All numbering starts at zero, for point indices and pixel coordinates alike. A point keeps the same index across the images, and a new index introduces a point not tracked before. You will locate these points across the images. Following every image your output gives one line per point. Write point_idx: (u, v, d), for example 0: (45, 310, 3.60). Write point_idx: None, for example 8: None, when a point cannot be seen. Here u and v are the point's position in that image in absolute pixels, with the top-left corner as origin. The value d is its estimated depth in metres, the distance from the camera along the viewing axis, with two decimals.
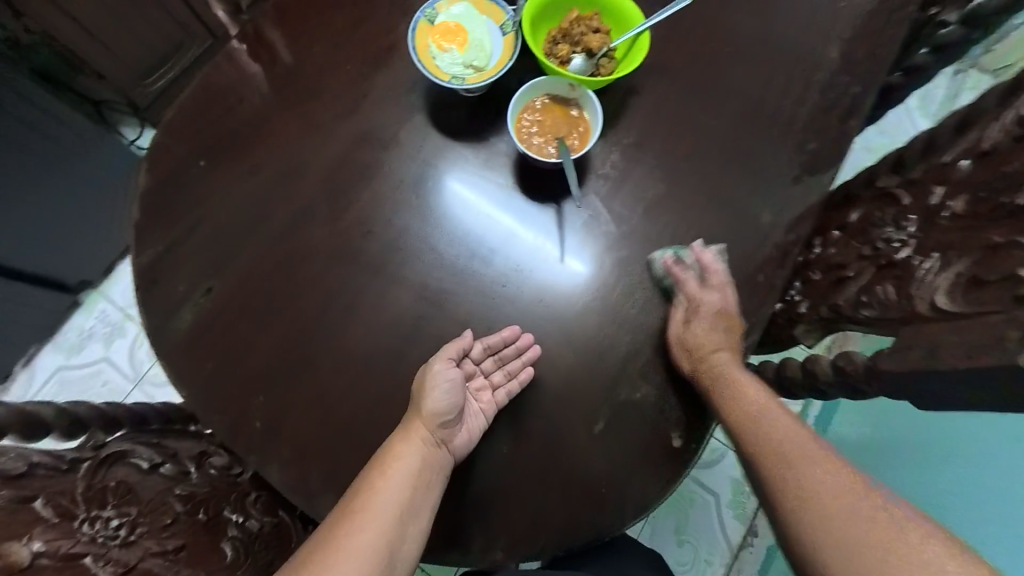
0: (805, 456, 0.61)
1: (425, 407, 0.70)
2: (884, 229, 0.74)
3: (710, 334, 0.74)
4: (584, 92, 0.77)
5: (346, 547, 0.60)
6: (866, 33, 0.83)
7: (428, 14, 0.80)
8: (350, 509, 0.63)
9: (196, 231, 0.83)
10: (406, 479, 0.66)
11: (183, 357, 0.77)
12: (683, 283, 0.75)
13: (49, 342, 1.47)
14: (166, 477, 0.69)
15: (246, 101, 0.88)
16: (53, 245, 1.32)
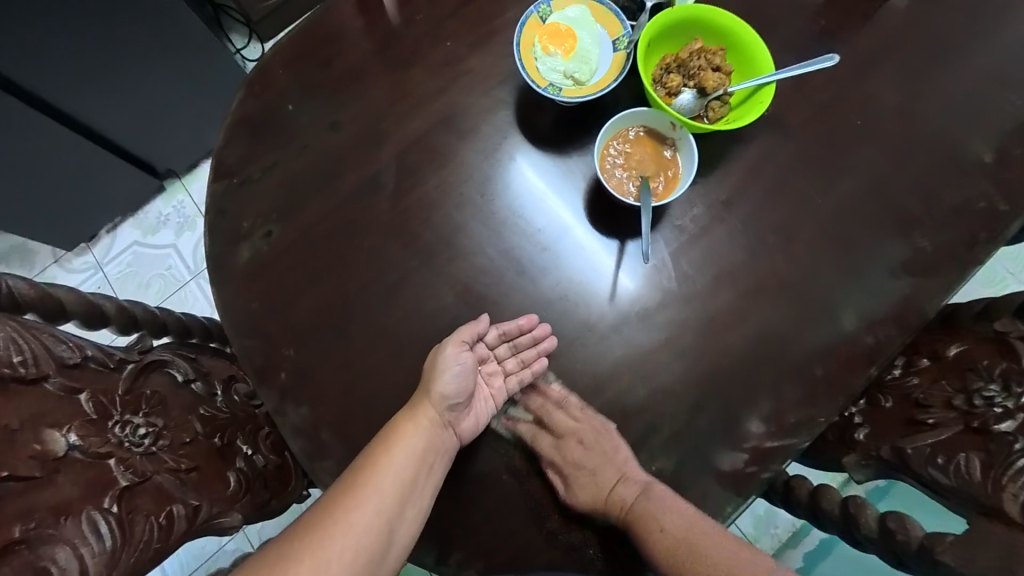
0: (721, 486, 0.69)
1: (432, 389, 0.72)
2: (986, 383, 0.66)
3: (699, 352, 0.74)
4: (684, 134, 0.75)
5: (345, 518, 0.63)
6: (995, 152, 0.77)
7: (542, 11, 0.79)
8: (355, 480, 0.66)
9: (270, 173, 0.86)
10: (409, 459, 0.68)
11: (232, 289, 0.82)
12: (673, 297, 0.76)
13: (133, 218, 1.60)
14: (193, 395, 0.74)
15: (344, 55, 0.89)
16: (152, 136, 1.44)
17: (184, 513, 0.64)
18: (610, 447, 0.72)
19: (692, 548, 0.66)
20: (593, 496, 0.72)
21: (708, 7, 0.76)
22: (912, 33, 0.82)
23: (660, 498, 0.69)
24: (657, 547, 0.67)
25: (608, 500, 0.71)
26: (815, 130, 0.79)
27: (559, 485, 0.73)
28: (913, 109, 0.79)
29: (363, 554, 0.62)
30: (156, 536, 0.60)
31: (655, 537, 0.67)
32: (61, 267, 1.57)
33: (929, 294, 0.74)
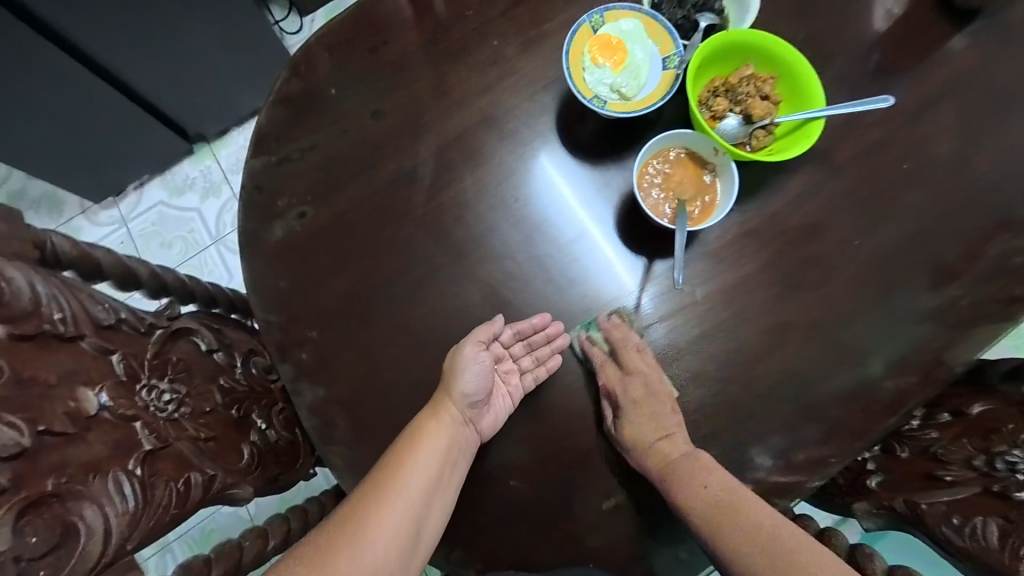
0: (735, 518, 0.63)
1: (454, 388, 0.72)
2: (1011, 448, 0.64)
3: (635, 430, 0.71)
4: (726, 161, 0.74)
5: (377, 517, 0.62)
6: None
7: (594, 21, 0.79)
8: (384, 481, 0.65)
9: (309, 155, 0.87)
10: (435, 458, 0.68)
11: (261, 266, 0.84)
12: (620, 355, 0.75)
13: (160, 177, 1.63)
14: (216, 364, 0.78)
15: (390, 45, 0.89)
16: (189, 100, 1.47)
17: (201, 480, 0.65)
18: (654, 403, 0.73)
19: (729, 489, 0.66)
20: (642, 438, 0.71)
21: (765, 33, 0.74)
22: (967, 79, 0.81)
23: (701, 460, 0.69)
24: (678, 488, 0.68)
25: (648, 450, 0.70)
26: (857, 169, 0.78)
27: (608, 417, 0.73)
28: (959, 159, 0.79)
29: (396, 553, 0.61)
30: (175, 501, 0.61)
31: (678, 488, 0.68)
32: (87, 217, 1.61)
33: (957, 347, 0.74)
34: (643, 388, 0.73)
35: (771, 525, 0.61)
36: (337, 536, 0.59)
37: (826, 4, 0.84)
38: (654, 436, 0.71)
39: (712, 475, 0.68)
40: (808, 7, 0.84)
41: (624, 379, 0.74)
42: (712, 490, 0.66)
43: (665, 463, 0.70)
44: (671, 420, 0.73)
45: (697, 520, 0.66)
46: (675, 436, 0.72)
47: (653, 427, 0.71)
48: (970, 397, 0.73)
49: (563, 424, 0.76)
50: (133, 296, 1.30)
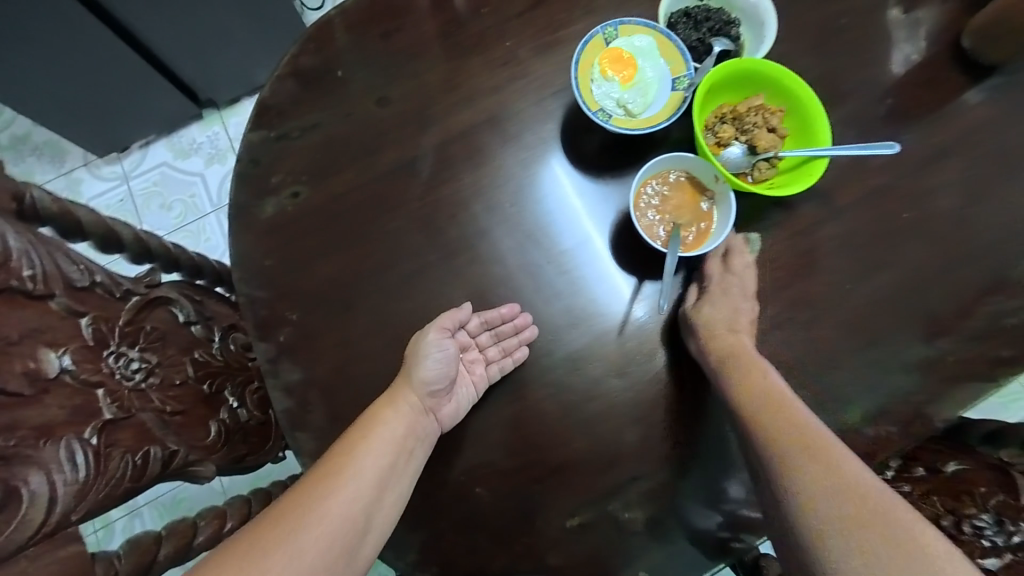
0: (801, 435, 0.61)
1: (410, 380, 0.72)
2: (980, 512, 0.66)
3: (715, 316, 0.71)
4: (725, 190, 0.73)
5: (320, 507, 0.61)
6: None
7: (607, 33, 0.78)
8: (320, 474, 0.64)
9: (310, 135, 0.85)
10: (382, 451, 0.68)
11: (248, 243, 0.82)
12: (708, 261, 0.75)
13: (166, 138, 1.61)
14: (192, 335, 0.78)
15: (401, 34, 0.88)
16: (205, 63, 1.45)
17: (160, 455, 0.64)
18: (740, 303, 0.73)
19: (786, 403, 0.64)
20: (713, 319, 0.71)
21: (776, 65, 0.73)
22: (977, 135, 0.80)
23: (769, 379, 0.67)
24: (746, 404, 0.66)
25: (720, 337, 0.70)
26: (858, 213, 0.78)
27: (690, 299, 0.75)
28: (961, 213, 0.78)
29: (338, 541, 0.60)
30: (129, 474, 0.60)
31: (770, 436, 0.62)
32: (89, 171, 1.59)
33: (938, 403, 0.73)
34: (737, 285, 0.74)
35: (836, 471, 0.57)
36: (253, 536, 0.58)
37: (845, 42, 0.83)
38: (725, 326, 0.71)
39: (785, 414, 0.63)
40: (826, 45, 0.83)
41: (701, 303, 0.73)
42: (773, 416, 0.63)
43: (731, 348, 0.69)
44: (752, 314, 0.74)
45: (768, 435, 0.62)
46: (742, 335, 0.72)
47: (725, 317, 0.71)
48: (945, 454, 0.73)
49: (535, 437, 0.74)
50: (120, 261, 1.29)
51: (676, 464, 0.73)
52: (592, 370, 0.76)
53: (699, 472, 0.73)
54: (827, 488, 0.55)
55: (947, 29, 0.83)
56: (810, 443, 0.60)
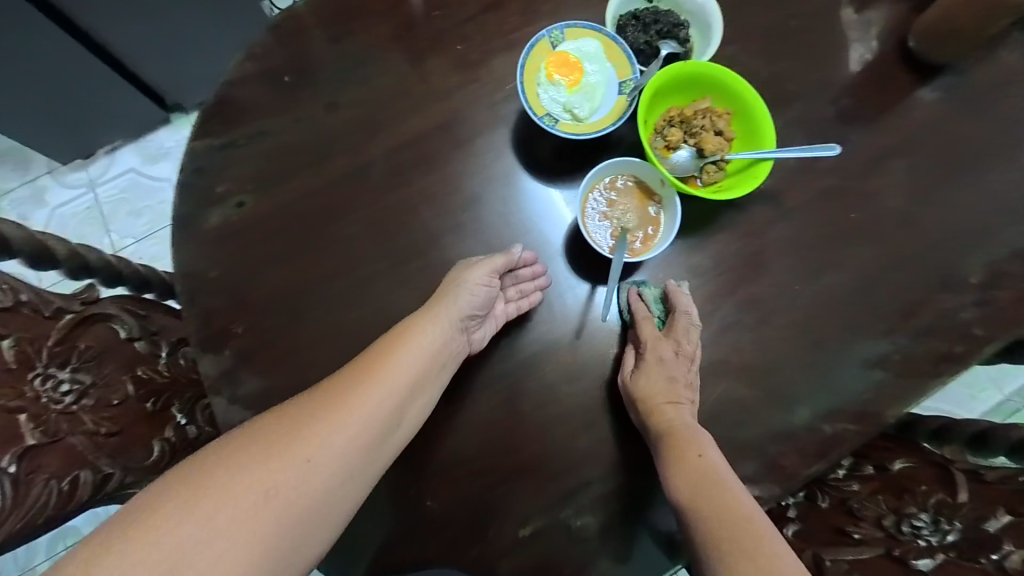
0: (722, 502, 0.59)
1: (450, 293, 0.70)
2: (919, 511, 0.66)
3: (651, 385, 0.69)
4: (670, 193, 0.75)
5: (348, 406, 0.59)
6: (973, 271, 0.77)
7: (553, 37, 0.77)
8: (358, 366, 0.63)
9: (257, 143, 0.83)
10: (419, 358, 0.65)
11: (193, 254, 0.80)
12: (642, 323, 0.73)
13: (133, 142, 1.56)
14: (135, 352, 0.76)
15: (351, 38, 0.86)
16: (171, 66, 1.41)
17: (90, 479, 0.65)
18: (675, 370, 0.71)
19: (725, 486, 0.61)
20: (650, 392, 0.68)
21: (722, 68, 0.74)
22: (924, 134, 0.81)
23: (698, 439, 0.66)
24: (684, 487, 0.62)
25: (657, 411, 0.68)
26: (807, 215, 0.78)
27: (628, 366, 0.72)
28: (907, 213, 0.79)
29: (362, 442, 0.59)
30: (53, 500, 0.63)
31: (705, 517, 0.58)
32: (54, 178, 1.54)
33: (886, 401, 0.74)
34: (674, 354, 0.71)
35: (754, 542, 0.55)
36: (284, 415, 0.58)
37: (796, 44, 0.83)
38: (662, 398, 0.68)
39: (724, 495, 0.60)
40: (777, 47, 0.83)
41: (637, 368, 0.71)
42: (711, 497, 0.59)
43: (669, 426, 0.67)
44: (690, 379, 0.72)
45: (706, 521, 0.58)
46: (681, 405, 0.69)
47: (663, 390, 0.69)
48: (893, 453, 0.75)
49: (488, 446, 0.73)
50: (58, 280, 1.26)
51: (628, 470, 0.73)
52: (545, 377, 0.75)
53: (650, 476, 0.73)
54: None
55: (895, 30, 0.84)
56: (744, 533, 0.56)
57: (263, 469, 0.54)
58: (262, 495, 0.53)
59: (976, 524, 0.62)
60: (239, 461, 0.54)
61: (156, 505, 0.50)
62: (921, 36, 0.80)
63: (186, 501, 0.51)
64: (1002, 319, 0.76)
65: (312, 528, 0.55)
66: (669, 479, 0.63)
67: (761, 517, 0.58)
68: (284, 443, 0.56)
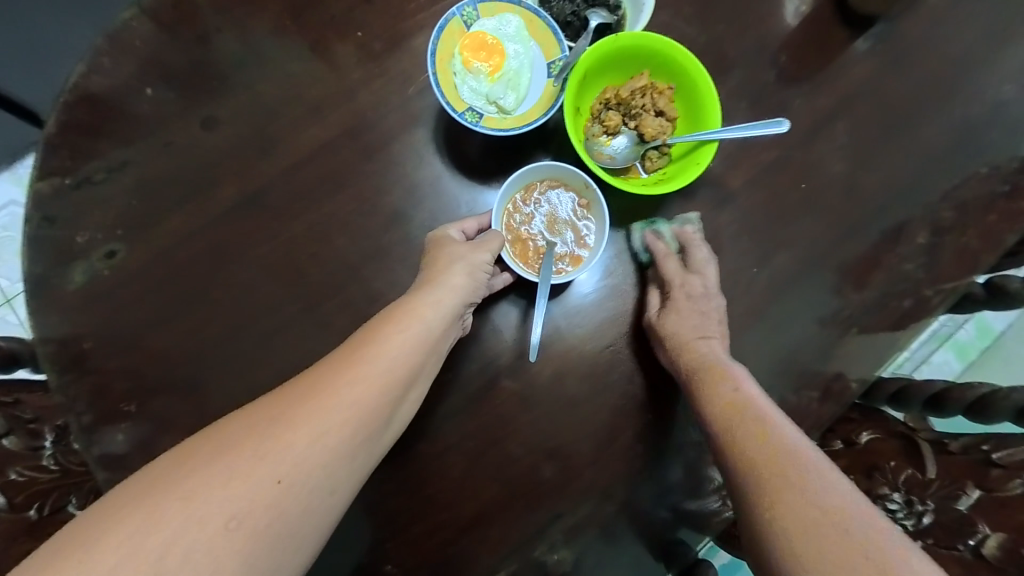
0: (764, 436, 0.54)
1: (451, 266, 0.61)
2: (891, 491, 0.66)
3: (679, 320, 0.65)
4: (594, 194, 0.69)
5: (331, 399, 0.48)
6: (920, 231, 0.76)
7: (466, 15, 0.67)
8: (340, 357, 0.52)
9: (121, 177, 0.69)
10: (416, 344, 0.55)
11: (61, 322, 0.66)
12: (661, 262, 0.68)
13: (8, 171, 1.27)
14: (8, 450, 0.63)
15: (224, 33, 0.71)
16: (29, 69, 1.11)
17: None
18: (705, 304, 0.67)
19: (759, 416, 0.56)
20: (677, 329, 0.65)
21: (657, 37, 0.65)
22: (864, 92, 0.78)
23: (732, 373, 0.61)
24: (718, 419, 0.58)
25: (689, 345, 0.64)
26: (754, 194, 0.74)
27: (653, 305, 0.69)
28: (854, 177, 0.76)
29: (350, 446, 0.48)
30: None
31: (745, 456, 0.53)
32: None
33: (853, 376, 0.72)
34: (701, 285, 0.67)
35: (798, 472, 0.49)
36: (251, 421, 0.46)
37: (729, 4, 0.77)
38: (693, 334, 0.64)
39: (762, 432, 0.54)
40: (710, 9, 0.76)
41: (664, 311, 0.67)
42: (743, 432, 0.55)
43: (701, 364, 0.62)
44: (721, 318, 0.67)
45: (739, 452, 0.54)
46: (714, 344, 0.65)
47: (690, 327, 0.65)
48: (859, 425, 0.75)
49: (447, 493, 0.66)
50: None
51: (603, 491, 0.67)
52: (500, 405, 0.68)
53: (624, 495, 0.67)
54: (792, 513, 0.46)
55: None
56: (783, 460, 0.51)
57: (226, 493, 0.42)
58: (220, 526, 0.41)
59: (946, 504, 0.62)
60: (192, 484, 0.42)
61: (84, 547, 0.38)
62: None
63: (123, 535, 0.39)
64: (955, 276, 0.75)
65: (284, 559, 0.43)
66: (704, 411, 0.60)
67: (802, 445, 0.52)
68: (252, 457, 0.44)
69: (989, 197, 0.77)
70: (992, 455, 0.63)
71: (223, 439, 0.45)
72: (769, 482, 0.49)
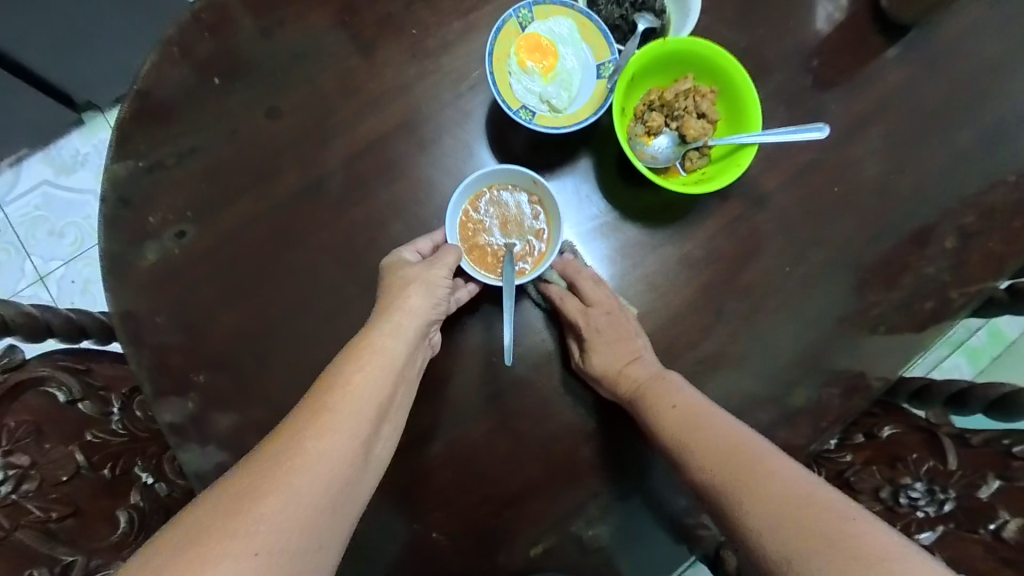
0: (700, 423, 0.60)
1: (405, 290, 0.65)
2: (913, 481, 0.70)
3: (606, 364, 0.67)
4: (543, 188, 0.72)
5: (299, 454, 0.51)
6: (949, 234, 0.78)
7: (522, 17, 0.71)
8: (299, 414, 0.55)
9: (188, 162, 0.72)
10: (382, 379, 0.59)
11: (135, 297, 0.70)
12: (563, 308, 0.71)
13: (43, 151, 1.36)
14: (82, 415, 0.68)
15: (285, 27, 0.74)
16: (76, 58, 1.19)
17: None
18: (620, 328, 0.70)
19: (696, 417, 0.61)
20: (606, 367, 0.67)
21: (703, 42, 0.69)
22: (899, 97, 0.80)
23: (666, 385, 0.65)
24: (673, 429, 0.61)
25: (621, 374, 0.67)
26: (788, 195, 0.77)
27: (575, 352, 0.71)
28: (887, 181, 0.79)
29: (332, 490, 0.51)
30: None
31: (701, 452, 0.57)
32: None
33: (879, 373, 0.75)
34: (606, 316, 0.70)
35: (743, 447, 0.56)
36: (218, 501, 0.48)
37: (770, 9, 0.79)
38: (617, 364, 0.68)
39: (713, 421, 0.60)
40: (751, 14, 0.79)
41: (587, 358, 0.69)
42: (690, 436, 0.60)
43: (635, 387, 0.67)
44: (638, 340, 0.71)
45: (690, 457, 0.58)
46: (642, 360, 0.69)
47: (617, 352, 0.68)
48: (881, 419, 0.78)
49: (491, 469, 0.70)
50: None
51: (637, 472, 0.71)
52: (541, 389, 0.72)
53: (658, 478, 0.71)
54: (745, 491, 0.51)
55: None
56: (720, 449, 0.57)
57: None
58: None
59: (969, 492, 0.67)
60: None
61: None
62: None
63: None
64: (982, 279, 0.77)
65: None
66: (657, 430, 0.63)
67: (739, 429, 0.59)
68: (225, 535, 0.45)
69: (1018, 204, 0.79)
70: (1012, 448, 0.67)
71: (195, 520, 0.47)
72: (724, 471, 0.54)
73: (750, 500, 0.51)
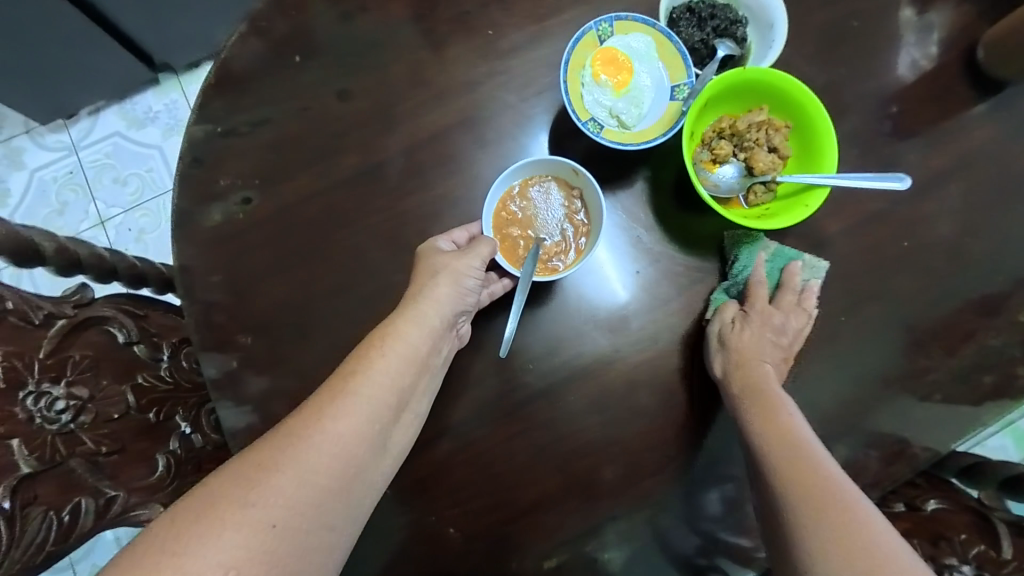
0: (794, 442, 0.60)
1: (435, 278, 0.65)
2: (960, 563, 0.66)
3: (750, 345, 0.68)
4: (588, 182, 0.72)
5: (317, 435, 0.53)
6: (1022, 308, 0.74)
7: (602, 30, 0.71)
8: (328, 394, 0.56)
9: (263, 133, 0.76)
10: (406, 366, 0.60)
11: (195, 254, 0.74)
12: (757, 292, 0.71)
13: (118, 105, 1.45)
14: (135, 358, 0.73)
15: (367, 15, 0.77)
16: (161, 23, 1.27)
17: (91, 508, 0.62)
18: (778, 337, 0.70)
19: (801, 441, 0.60)
20: (744, 345, 0.68)
21: (784, 75, 0.67)
22: (985, 156, 0.76)
23: (784, 400, 0.65)
24: (765, 431, 0.62)
25: (748, 366, 0.67)
26: (850, 242, 0.74)
27: (727, 316, 0.71)
28: (959, 240, 0.75)
29: (349, 472, 0.53)
30: (51, 537, 0.59)
31: (788, 469, 0.57)
32: (31, 139, 1.43)
33: (928, 441, 0.71)
34: (781, 320, 0.70)
35: (824, 479, 0.56)
36: (236, 473, 0.50)
37: (855, 50, 0.77)
38: (759, 356, 0.68)
39: (804, 447, 0.59)
40: (834, 53, 0.77)
41: (735, 323, 0.70)
42: (833, 517, 0.53)
43: (754, 382, 0.66)
44: (796, 344, 0.71)
45: (791, 480, 0.56)
46: (774, 370, 0.68)
47: (754, 346, 0.68)
48: (921, 492, 0.76)
49: (510, 473, 0.70)
50: (48, 278, 1.22)
51: (658, 501, 0.70)
52: (571, 401, 0.72)
53: (678, 511, 0.70)
54: (819, 526, 0.52)
55: (963, 38, 0.78)
56: (818, 476, 0.56)
57: (219, 545, 0.46)
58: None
59: None
60: (185, 544, 0.45)
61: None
62: (992, 49, 0.74)
63: None
64: None
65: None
66: (750, 428, 0.63)
67: (833, 468, 0.58)
68: (241, 504, 0.48)
69: None
70: None
71: (215, 487, 0.49)
72: (806, 495, 0.55)
73: (823, 534, 0.52)
